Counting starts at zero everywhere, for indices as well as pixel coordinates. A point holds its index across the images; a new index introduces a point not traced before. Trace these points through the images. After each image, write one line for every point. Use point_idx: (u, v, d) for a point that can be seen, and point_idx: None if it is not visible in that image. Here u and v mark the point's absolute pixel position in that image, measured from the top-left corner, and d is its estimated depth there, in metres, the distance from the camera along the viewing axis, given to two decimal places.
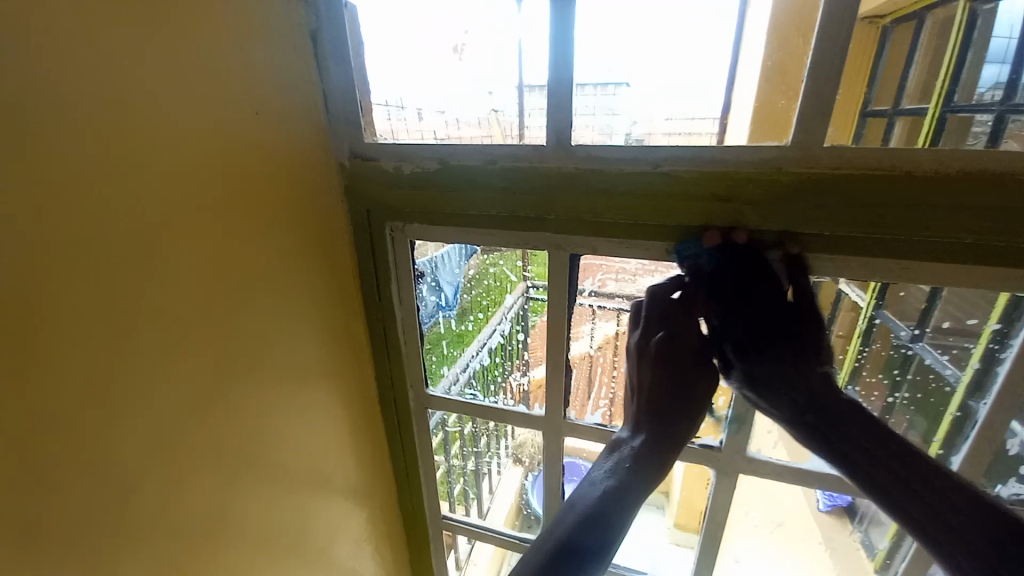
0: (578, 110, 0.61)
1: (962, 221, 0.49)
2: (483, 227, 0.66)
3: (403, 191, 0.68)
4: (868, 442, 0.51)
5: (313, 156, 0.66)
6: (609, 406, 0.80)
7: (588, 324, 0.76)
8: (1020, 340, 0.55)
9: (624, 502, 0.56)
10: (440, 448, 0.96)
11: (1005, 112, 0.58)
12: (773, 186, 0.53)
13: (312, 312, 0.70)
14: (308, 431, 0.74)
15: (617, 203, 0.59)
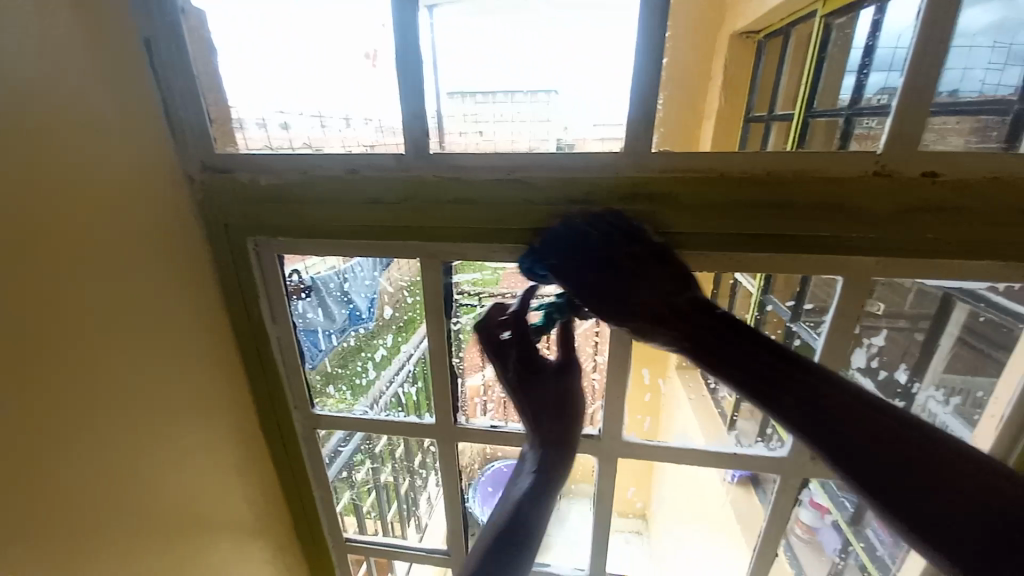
0: (450, 117, 0.59)
1: (828, 211, 0.48)
2: (354, 238, 0.60)
3: (265, 205, 0.60)
4: (814, 403, 0.41)
5: (151, 169, 0.57)
6: (494, 406, 0.77)
7: None
8: (834, 312, 0.55)
9: (542, 489, 0.59)
10: (360, 464, 0.89)
11: (853, 115, 0.71)
12: (636, 189, 0.51)
13: (164, 344, 0.60)
14: (184, 480, 0.64)
15: (489, 211, 0.55)
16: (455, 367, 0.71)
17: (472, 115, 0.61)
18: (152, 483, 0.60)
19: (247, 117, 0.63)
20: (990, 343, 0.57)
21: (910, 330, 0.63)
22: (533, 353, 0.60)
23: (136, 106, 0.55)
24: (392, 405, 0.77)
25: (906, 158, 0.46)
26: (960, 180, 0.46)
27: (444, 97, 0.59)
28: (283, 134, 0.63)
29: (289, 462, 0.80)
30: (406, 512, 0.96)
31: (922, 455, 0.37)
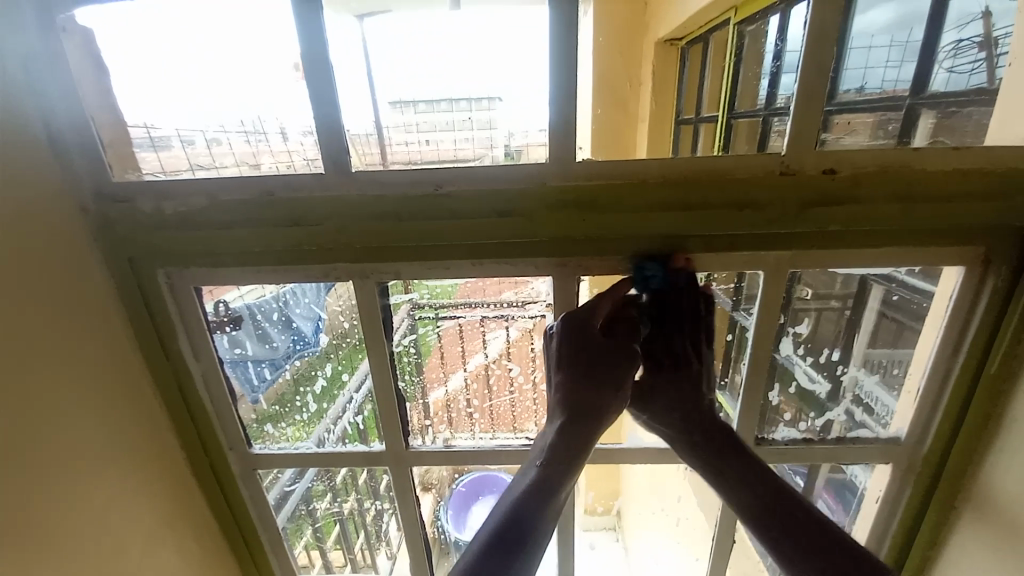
0: (395, 127, 0.61)
1: (745, 209, 0.51)
2: (283, 263, 0.57)
3: (177, 236, 0.56)
4: (727, 454, 0.57)
5: (38, 201, 0.51)
6: (449, 424, 0.76)
7: (480, 340, 0.79)
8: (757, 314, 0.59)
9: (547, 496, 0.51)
10: (319, 497, 0.84)
11: (769, 115, 0.76)
12: (562, 198, 0.51)
13: (71, 392, 0.54)
14: (111, 545, 0.58)
15: (419, 227, 0.54)
16: (401, 392, 0.69)
17: (415, 123, 0.63)
18: (70, 555, 0.53)
19: (178, 133, 0.60)
20: (908, 316, 0.63)
21: (841, 310, 0.67)
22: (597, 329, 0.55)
23: (23, 135, 0.50)
24: (352, 436, 0.73)
25: (805, 157, 0.49)
26: (854, 175, 0.49)
27: (385, 107, 0.61)
28: (219, 147, 0.60)
29: (231, 510, 0.74)
30: (375, 543, 0.90)
31: (776, 499, 0.53)
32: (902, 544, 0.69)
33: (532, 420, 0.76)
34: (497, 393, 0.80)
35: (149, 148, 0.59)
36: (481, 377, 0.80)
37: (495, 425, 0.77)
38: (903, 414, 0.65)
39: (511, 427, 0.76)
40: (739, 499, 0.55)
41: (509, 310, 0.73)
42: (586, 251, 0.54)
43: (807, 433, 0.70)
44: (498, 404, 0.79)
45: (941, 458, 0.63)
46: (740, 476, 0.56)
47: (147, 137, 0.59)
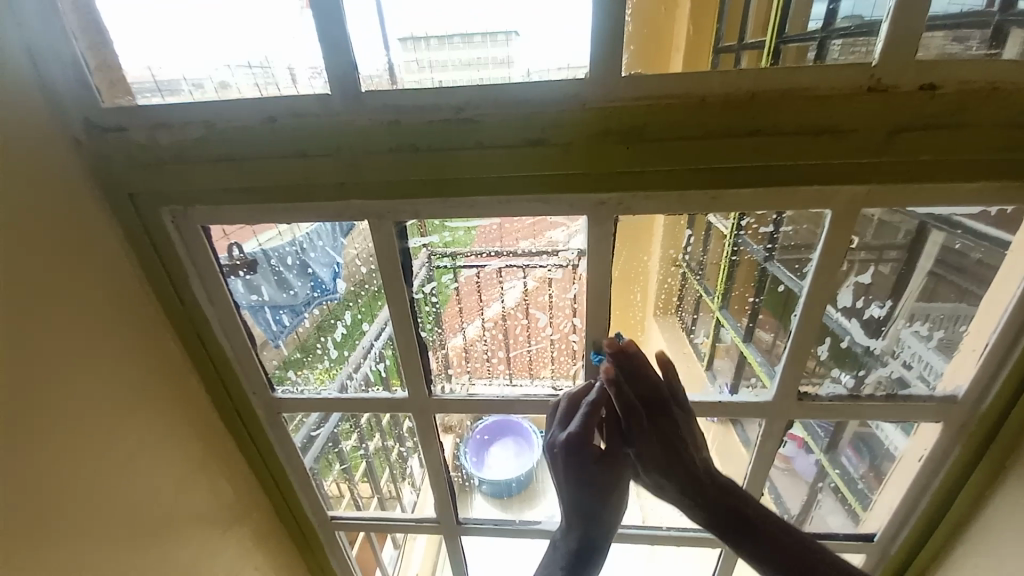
0: (406, 68, 0.49)
1: (816, 136, 0.43)
2: (290, 201, 0.52)
3: (179, 171, 0.52)
4: (727, 509, 0.58)
5: (25, 129, 0.47)
6: (469, 370, 0.75)
7: (499, 287, 0.75)
8: (817, 259, 0.52)
9: (599, 523, 0.65)
10: (346, 433, 0.84)
11: None
12: (604, 123, 0.45)
13: (88, 334, 0.53)
14: (144, 480, 0.59)
15: (437, 159, 0.48)
16: (424, 341, 0.66)
17: (427, 61, 0.50)
18: (107, 486, 0.55)
19: (186, 78, 0.53)
20: (948, 268, 0.57)
21: (880, 260, 0.57)
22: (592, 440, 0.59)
23: (2, 59, 0.45)
24: (375, 379, 0.71)
25: (903, 70, 0.41)
26: (956, 93, 0.41)
27: (396, 43, 0.49)
28: (226, 92, 0.52)
29: (257, 452, 0.75)
30: (400, 475, 0.90)
31: (756, 527, 0.57)
32: (944, 499, 0.66)
33: (548, 367, 0.73)
34: (516, 344, 0.77)
35: (154, 93, 0.52)
36: (499, 325, 0.78)
37: (512, 368, 0.76)
38: (962, 370, 0.59)
39: (528, 373, 0.74)
40: (747, 548, 0.57)
41: (528, 258, 0.68)
42: (626, 186, 0.47)
43: (854, 389, 0.64)
44: (518, 353, 0.77)
45: (998, 419, 0.59)
46: (743, 530, 0.58)
47: (153, 82, 0.53)
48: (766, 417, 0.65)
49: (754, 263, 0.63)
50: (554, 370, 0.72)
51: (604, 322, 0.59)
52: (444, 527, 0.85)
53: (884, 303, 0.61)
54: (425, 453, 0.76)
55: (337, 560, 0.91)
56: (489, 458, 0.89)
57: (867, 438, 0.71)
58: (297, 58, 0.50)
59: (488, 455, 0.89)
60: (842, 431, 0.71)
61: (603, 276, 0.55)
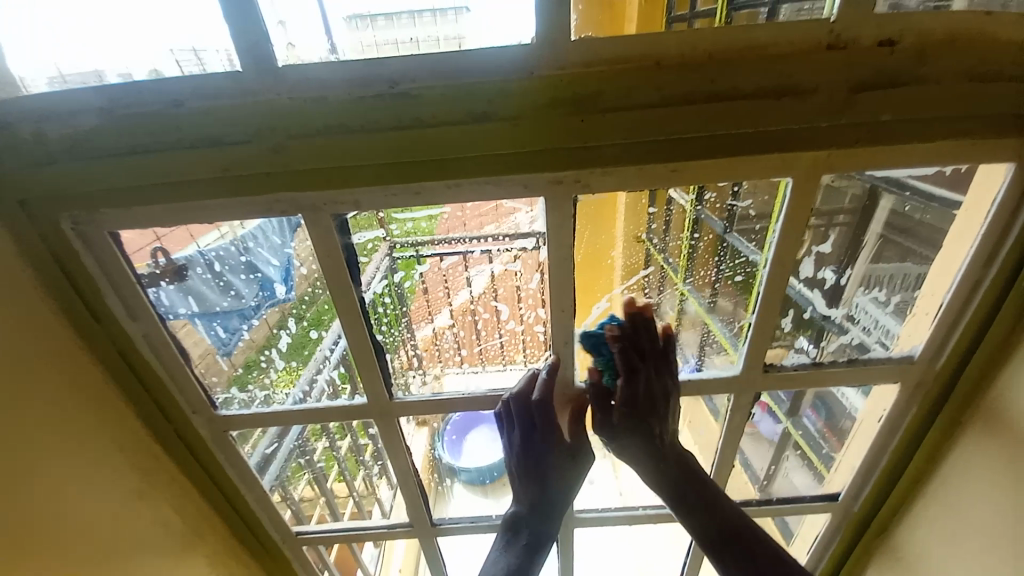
0: (353, 49, 0.44)
1: (773, 99, 0.41)
2: (209, 196, 0.46)
3: (73, 168, 0.45)
4: (688, 475, 0.65)
5: None
6: (439, 359, 0.72)
7: (465, 273, 0.72)
8: (780, 229, 0.51)
9: (547, 496, 0.68)
10: (316, 436, 0.78)
11: None
12: (554, 92, 0.41)
13: None
14: (73, 519, 0.53)
15: (372, 141, 0.43)
16: (379, 342, 0.61)
17: (376, 41, 0.44)
18: (24, 531, 0.49)
19: (96, 64, 0.46)
20: (894, 232, 0.59)
21: (830, 227, 0.57)
22: (547, 405, 0.63)
23: None
24: (340, 374, 0.67)
25: (859, 25, 0.40)
26: (912, 48, 0.40)
27: (341, 23, 0.43)
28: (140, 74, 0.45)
29: (207, 473, 0.69)
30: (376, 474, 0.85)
31: (729, 515, 0.63)
32: (903, 455, 0.68)
33: (520, 352, 0.71)
34: (487, 334, 0.73)
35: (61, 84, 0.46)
36: (467, 317, 0.74)
37: (483, 358, 0.73)
38: (917, 331, 0.60)
39: (500, 360, 0.72)
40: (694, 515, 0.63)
41: (496, 241, 0.65)
42: (581, 162, 0.44)
43: (819, 357, 0.64)
44: (486, 340, 0.74)
45: (952, 375, 0.60)
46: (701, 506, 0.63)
47: (60, 74, 0.46)
48: (734, 391, 0.64)
49: (714, 240, 0.63)
50: (527, 354, 0.69)
51: (571, 314, 0.56)
52: (419, 530, 0.82)
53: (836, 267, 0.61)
54: (392, 458, 0.72)
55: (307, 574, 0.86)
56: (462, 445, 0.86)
57: (825, 398, 0.72)
58: (205, 35, 0.44)
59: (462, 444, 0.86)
60: (803, 397, 0.72)
61: (567, 260, 0.52)
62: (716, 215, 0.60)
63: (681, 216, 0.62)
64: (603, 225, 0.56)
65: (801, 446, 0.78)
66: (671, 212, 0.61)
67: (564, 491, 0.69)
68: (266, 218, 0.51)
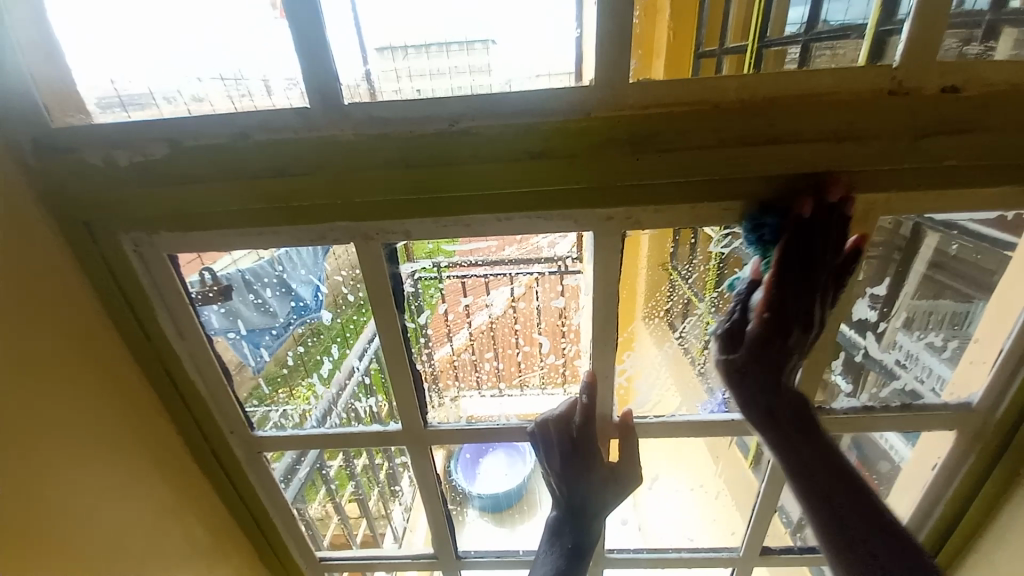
0: (383, 77, 0.45)
1: (832, 145, 0.41)
2: (267, 223, 0.47)
3: (140, 194, 0.47)
4: (777, 403, 0.49)
5: None
6: (457, 380, 0.70)
7: (484, 294, 0.69)
8: None
9: (590, 505, 0.64)
10: (332, 454, 0.75)
11: (809, 42, 0.47)
12: (609, 133, 0.42)
13: (44, 379, 0.47)
14: (118, 528, 0.55)
15: (428, 176, 0.44)
16: (417, 369, 0.61)
17: (406, 69, 0.46)
18: (66, 546, 0.50)
19: (156, 91, 0.48)
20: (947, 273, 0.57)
21: (886, 264, 0.56)
22: (587, 415, 0.59)
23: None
24: (361, 389, 0.67)
25: (921, 72, 0.40)
26: (979, 97, 0.40)
27: (373, 52, 0.45)
28: (198, 105, 0.47)
29: (237, 492, 0.69)
30: (388, 496, 0.83)
31: (814, 452, 0.49)
32: (957, 509, 0.64)
33: (537, 376, 0.70)
34: (506, 353, 0.72)
35: (118, 108, 0.48)
36: (485, 338, 0.71)
37: (500, 381, 0.72)
38: (975, 377, 0.57)
39: (517, 382, 0.71)
40: (772, 432, 0.50)
41: (516, 262, 0.64)
42: (633, 200, 0.44)
43: (870, 401, 0.61)
44: (503, 361, 0.72)
45: (1012, 425, 0.57)
46: (787, 427, 0.49)
47: (117, 95, 0.48)
48: None
49: None
50: (544, 379, 0.69)
51: (612, 349, 0.56)
52: (442, 560, 0.81)
53: (878, 311, 0.59)
54: (421, 486, 0.71)
55: None
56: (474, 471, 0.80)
57: (864, 441, 0.70)
58: (277, 76, 0.46)
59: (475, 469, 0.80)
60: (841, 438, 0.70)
61: (610, 295, 0.52)
62: None
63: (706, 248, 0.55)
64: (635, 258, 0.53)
65: None
66: (696, 247, 0.54)
67: (607, 501, 0.64)
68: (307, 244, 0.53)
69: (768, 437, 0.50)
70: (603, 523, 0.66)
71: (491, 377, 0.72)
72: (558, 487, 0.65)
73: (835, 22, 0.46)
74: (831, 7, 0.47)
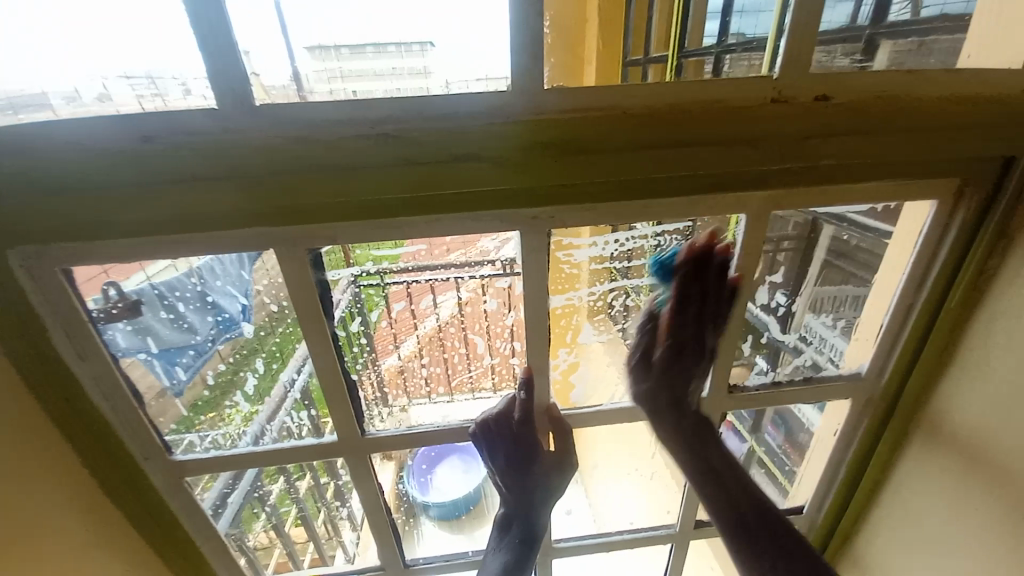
0: (310, 76, 0.45)
1: (731, 147, 0.45)
2: (179, 231, 0.45)
3: (20, 208, 0.42)
4: (683, 416, 0.59)
5: None
6: (399, 389, 0.68)
7: (429, 300, 0.66)
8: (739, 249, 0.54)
9: (537, 500, 0.66)
10: (271, 479, 0.71)
11: (722, 53, 0.52)
12: (531, 135, 0.43)
13: None
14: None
15: (353, 179, 0.43)
16: (352, 378, 0.60)
17: (339, 69, 0.46)
18: None
19: (53, 92, 0.44)
20: (838, 260, 0.63)
21: (796, 251, 0.62)
22: (526, 410, 0.61)
23: None
24: (297, 406, 0.64)
25: (797, 82, 0.45)
26: (845, 103, 0.46)
27: (289, 48, 0.44)
28: (103, 107, 0.44)
29: (158, 522, 0.63)
30: (337, 517, 0.80)
31: (706, 454, 0.60)
32: (858, 470, 0.72)
33: (487, 379, 0.69)
34: (455, 359, 0.70)
35: (9, 112, 0.44)
36: (432, 343, 0.69)
37: (447, 384, 0.70)
38: (863, 350, 0.65)
39: (466, 386, 0.70)
40: (680, 440, 0.59)
41: (461, 267, 0.62)
42: (556, 200, 0.46)
43: (777, 377, 0.68)
44: (453, 366, 0.70)
45: (896, 391, 0.65)
46: (694, 434, 0.60)
47: (6, 100, 0.44)
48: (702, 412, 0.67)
49: None
50: (496, 383, 0.69)
51: (545, 343, 0.58)
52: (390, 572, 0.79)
53: (783, 293, 0.66)
54: (364, 496, 0.69)
55: None
56: (428, 478, 0.81)
57: (784, 413, 0.76)
58: (185, 75, 0.44)
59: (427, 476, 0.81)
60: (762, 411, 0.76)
61: (541, 293, 0.54)
62: (674, 240, 0.58)
63: (640, 249, 0.59)
64: (565, 255, 0.56)
65: (764, 462, 0.81)
66: (631, 246, 0.58)
67: (552, 494, 0.66)
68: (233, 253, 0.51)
69: (672, 441, 0.60)
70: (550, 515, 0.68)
71: (439, 382, 0.70)
72: (503, 487, 0.66)
73: (746, 35, 0.51)
74: (741, 21, 0.51)
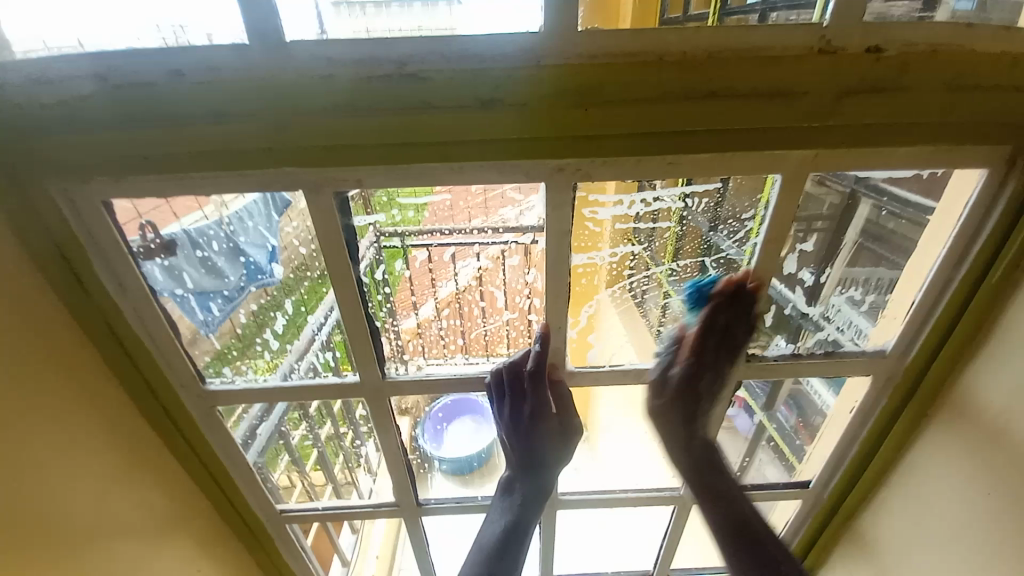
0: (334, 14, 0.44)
1: (771, 102, 0.43)
2: (211, 168, 0.46)
3: (65, 137, 0.44)
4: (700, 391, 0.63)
5: None
6: (422, 342, 0.68)
7: (450, 266, 0.64)
8: (769, 219, 0.54)
9: (546, 452, 0.69)
10: (295, 424, 0.76)
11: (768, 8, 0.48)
12: (561, 81, 0.42)
13: None
14: (67, 476, 0.54)
15: (380, 122, 0.43)
16: (375, 325, 0.62)
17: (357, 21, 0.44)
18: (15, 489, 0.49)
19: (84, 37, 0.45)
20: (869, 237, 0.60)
21: (831, 224, 0.59)
22: (540, 370, 0.63)
23: None
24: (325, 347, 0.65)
25: (849, 32, 0.42)
26: (899, 56, 0.43)
27: None
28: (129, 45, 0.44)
29: (191, 448, 0.68)
30: (355, 462, 0.85)
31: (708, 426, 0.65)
32: (872, 445, 0.72)
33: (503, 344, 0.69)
34: (474, 323, 0.69)
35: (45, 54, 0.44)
36: (454, 307, 0.68)
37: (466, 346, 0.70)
38: (891, 326, 0.64)
39: (483, 350, 0.70)
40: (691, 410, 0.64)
41: (484, 229, 0.60)
42: (584, 152, 0.45)
43: (798, 348, 0.67)
44: (473, 330, 0.69)
45: (921, 368, 0.64)
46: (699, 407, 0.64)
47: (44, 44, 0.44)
48: None
49: (699, 235, 0.60)
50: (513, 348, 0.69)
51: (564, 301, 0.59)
52: (405, 511, 0.83)
53: (813, 266, 0.63)
54: (383, 438, 0.73)
55: (291, 555, 0.86)
56: (439, 436, 0.84)
57: (799, 394, 0.75)
58: (212, 14, 0.43)
59: (439, 434, 0.84)
60: (779, 389, 0.75)
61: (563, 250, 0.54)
62: (704, 203, 0.57)
63: (667, 213, 0.59)
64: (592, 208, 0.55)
65: (774, 438, 0.81)
66: (658, 213, 0.58)
67: (561, 448, 0.70)
68: (258, 197, 0.52)
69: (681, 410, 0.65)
70: (559, 467, 0.72)
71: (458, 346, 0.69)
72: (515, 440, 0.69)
73: None
74: None
